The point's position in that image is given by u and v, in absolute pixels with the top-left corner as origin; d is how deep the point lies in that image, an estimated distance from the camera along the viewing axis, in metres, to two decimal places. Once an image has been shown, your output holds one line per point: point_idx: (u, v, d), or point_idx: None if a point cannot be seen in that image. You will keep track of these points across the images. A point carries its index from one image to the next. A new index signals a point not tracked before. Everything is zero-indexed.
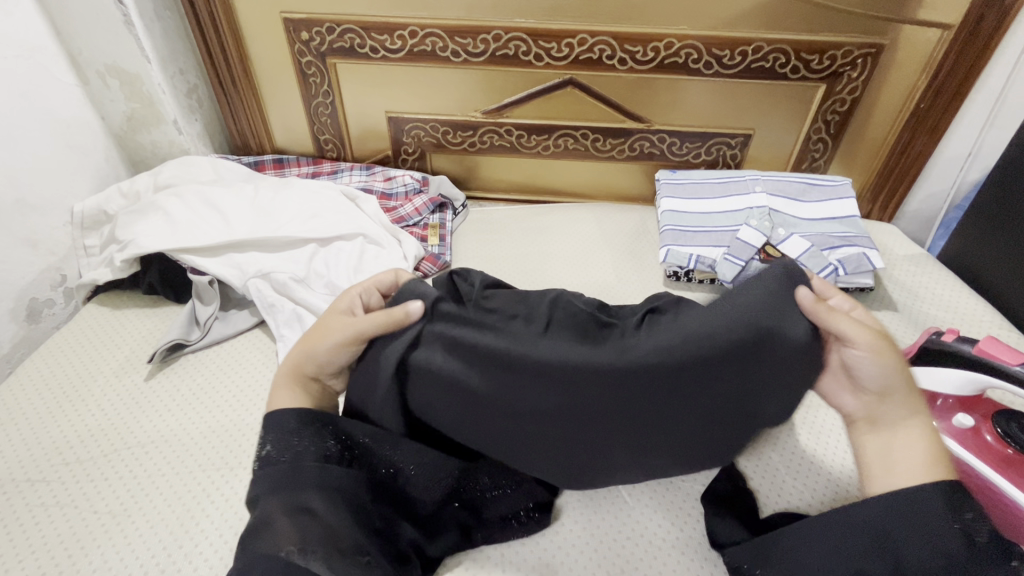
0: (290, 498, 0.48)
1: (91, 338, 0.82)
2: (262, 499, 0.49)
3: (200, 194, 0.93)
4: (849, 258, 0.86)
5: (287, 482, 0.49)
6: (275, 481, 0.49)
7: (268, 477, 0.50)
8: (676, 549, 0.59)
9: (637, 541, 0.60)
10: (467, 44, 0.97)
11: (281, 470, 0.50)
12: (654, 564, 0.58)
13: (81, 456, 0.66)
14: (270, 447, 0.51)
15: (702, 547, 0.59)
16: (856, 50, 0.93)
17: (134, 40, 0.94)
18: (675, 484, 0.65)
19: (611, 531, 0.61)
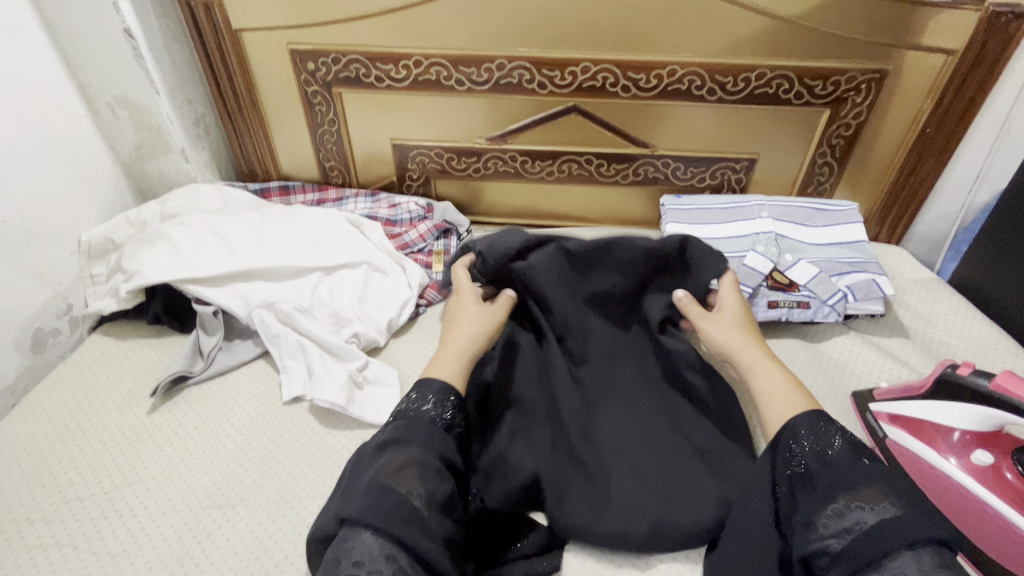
0: (422, 452, 0.53)
1: (95, 370, 0.81)
2: (411, 445, 0.53)
3: (206, 223, 0.93)
4: (858, 284, 0.85)
5: (426, 435, 0.55)
6: (422, 434, 0.55)
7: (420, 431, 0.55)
8: None
9: None
10: (471, 73, 0.98)
11: (428, 427, 0.56)
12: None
13: (81, 493, 0.66)
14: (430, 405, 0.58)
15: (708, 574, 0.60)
16: (860, 76, 0.93)
17: (143, 72, 0.95)
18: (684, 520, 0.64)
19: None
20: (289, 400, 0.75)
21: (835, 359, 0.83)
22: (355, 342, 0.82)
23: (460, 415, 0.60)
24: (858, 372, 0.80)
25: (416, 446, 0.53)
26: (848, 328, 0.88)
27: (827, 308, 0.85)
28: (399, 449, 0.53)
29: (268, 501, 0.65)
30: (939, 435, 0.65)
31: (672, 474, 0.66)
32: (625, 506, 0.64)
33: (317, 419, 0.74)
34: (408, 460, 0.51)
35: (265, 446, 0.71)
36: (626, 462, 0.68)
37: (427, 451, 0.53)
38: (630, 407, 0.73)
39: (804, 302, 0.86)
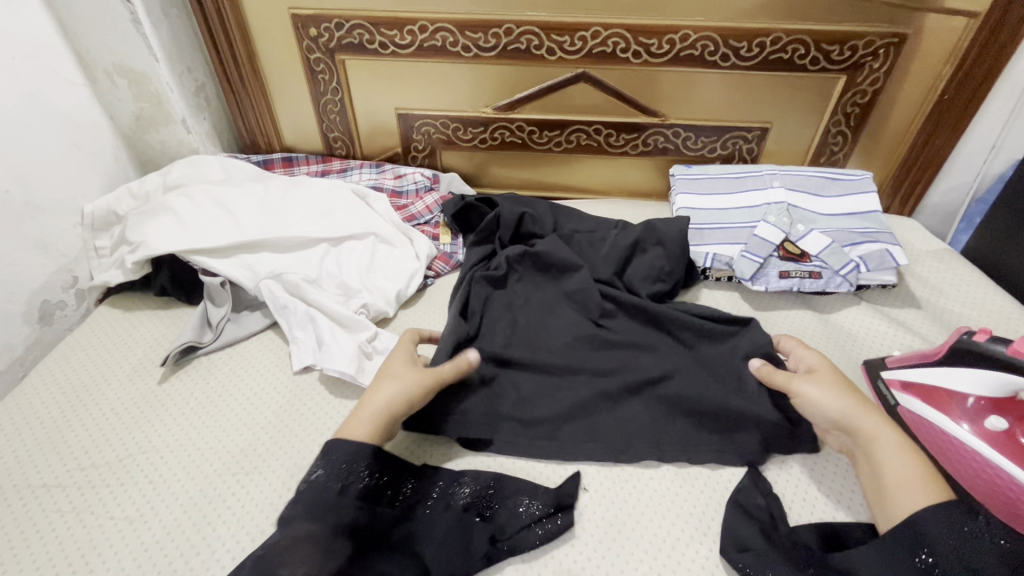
0: (310, 526, 0.52)
1: (104, 342, 0.81)
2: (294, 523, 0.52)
3: (210, 194, 0.92)
4: (871, 254, 0.84)
5: (320, 502, 0.53)
6: (308, 506, 0.53)
7: (306, 502, 0.54)
8: (696, 540, 0.60)
9: (657, 532, 0.60)
10: (478, 39, 0.95)
11: (315, 494, 0.54)
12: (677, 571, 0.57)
13: (96, 460, 0.66)
14: (320, 472, 0.55)
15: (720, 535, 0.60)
16: (878, 41, 0.90)
17: (141, 38, 0.93)
18: (694, 484, 0.65)
19: (631, 544, 0.59)
20: (299, 369, 0.75)
21: (846, 328, 0.82)
22: (363, 313, 0.81)
23: (369, 462, 0.57)
24: (869, 341, 0.80)
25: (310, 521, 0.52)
26: (859, 299, 0.87)
27: (840, 279, 0.85)
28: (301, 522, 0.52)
29: (282, 468, 0.65)
30: (953, 402, 0.64)
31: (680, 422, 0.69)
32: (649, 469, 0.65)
33: (328, 388, 0.74)
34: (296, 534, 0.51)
35: (277, 414, 0.71)
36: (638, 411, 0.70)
37: (318, 525, 0.52)
38: None
39: (816, 272, 0.85)
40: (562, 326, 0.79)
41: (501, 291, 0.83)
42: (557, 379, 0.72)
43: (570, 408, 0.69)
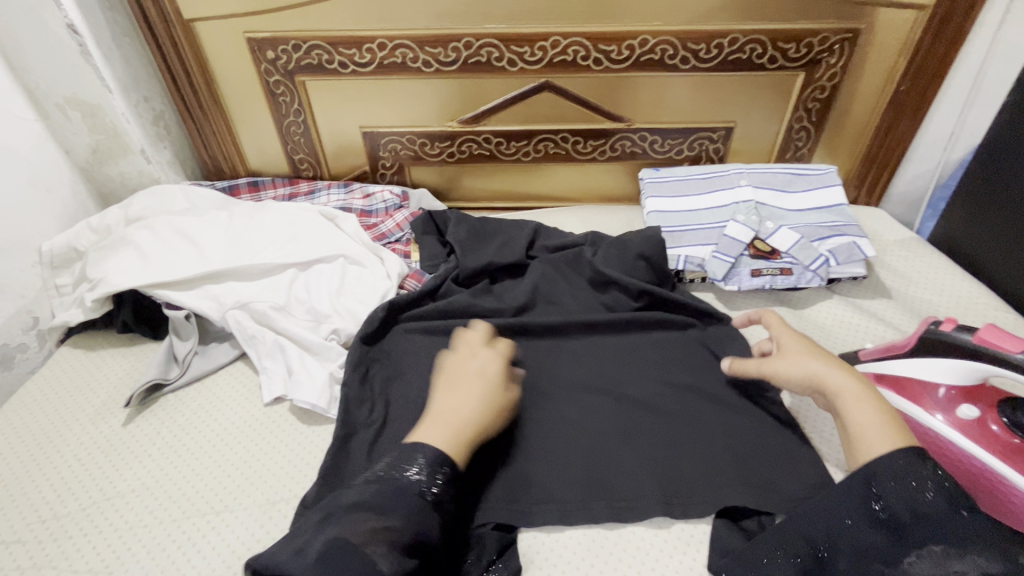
0: (393, 522, 0.50)
1: (66, 384, 0.78)
2: (384, 513, 0.50)
3: (172, 225, 0.90)
4: (839, 248, 0.85)
5: (406, 505, 0.51)
6: (400, 503, 0.51)
7: (394, 498, 0.51)
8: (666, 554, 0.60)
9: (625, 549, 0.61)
10: (438, 54, 0.95)
11: (407, 498, 0.51)
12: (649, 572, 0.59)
13: (57, 511, 0.63)
14: (415, 472, 0.53)
15: (685, 533, 0.62)
16: (832, 37, 0.91)
17: (92, 70, 0.91)
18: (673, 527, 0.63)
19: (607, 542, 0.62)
20: (270, 400, 0.73)
21: (820, 323, 0.83)
22: (335, 339, 0.79)
23: (450, 488, 0.54)
24: (842, 335, 0.80)
25: (396, 517, 0.50)
26: (831, 292, 0.88)
27: (810, 274, 0.85)
28: (374, 514, 0.50)
29: (255, 506, 0.63)
30: (925, 392, 0.64)
31: (657, 431, 0.69)
32: (628, 489, 0.64)
33: (300, 419, 0.72)
34: (378, 530, 0.49)
35: (247, 449, 0.69)
36: (613, 423, 0.70)
37: (392, 520, 0.50)
38: (613, 371, 0.76)
39: (787, 269, 0.85)
40: (531, 355, 0.79)
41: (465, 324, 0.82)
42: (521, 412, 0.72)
43: (537, 440, 0.68)
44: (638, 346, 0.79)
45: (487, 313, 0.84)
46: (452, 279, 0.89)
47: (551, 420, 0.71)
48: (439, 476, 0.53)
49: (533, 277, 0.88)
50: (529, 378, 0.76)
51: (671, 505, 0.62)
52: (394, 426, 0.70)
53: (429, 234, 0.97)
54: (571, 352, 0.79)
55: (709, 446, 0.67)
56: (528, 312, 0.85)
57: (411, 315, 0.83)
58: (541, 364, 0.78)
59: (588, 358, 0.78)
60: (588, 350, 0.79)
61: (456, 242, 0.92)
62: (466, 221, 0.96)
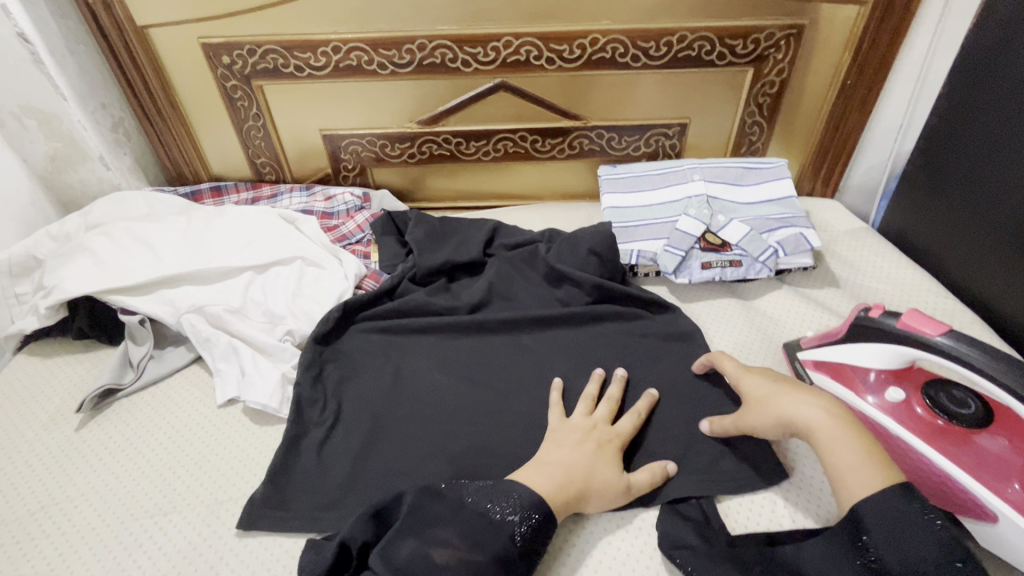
0: (475, 552, 0.51)
1: (21, 392, 0.78)
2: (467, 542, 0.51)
3: (130, 231, 0.91)
4: (787, 239, 0.87)
5: (492, 548, 0.52)
6: (482, 538, 0.52)
7: (476, 530, 0.52)
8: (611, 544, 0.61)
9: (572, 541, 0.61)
10: (392, 56, 0.96)
11: (492, 534, 0.53)
12: (593, 565, 0.59)
13: (6, 517, 0.64)
14: (509, 514, 0.54)
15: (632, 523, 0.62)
16: (778, 33, 0.93)
17: (45, 78, 0.92)
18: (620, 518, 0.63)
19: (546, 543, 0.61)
20: (223, 402, 0.73)
21: (768, 314, 0.84)
22: (289, 340, 0.80)
23: (539, 535, 0.55)
24: (789, 324, 0.82)
25: (483, 550, 0.51)
26: (781, 283, 0.90)
27: (759, 265, 0.87)
28: (462, 541, 0.51)
29: (204, 506, 0.64)
30: (857, 376, 0.66)
31: None
32: None
33: (253, 420, 0.73)
34: (456, 560, 0.50)
35: (199, 451, 0.70)
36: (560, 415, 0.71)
37: (478, 552, 0.51)
38: (564, 364, 0.78)
39: (736, 261, 0.87)
40: (484, 350, 0.80)
41: (420, 321, 0.83)
42: (471, 407, 0.73)
43: (485, 433, 0.70)
44: (588, 339, 0.81)
45: (443, 310, 0.85)
46: (409, 278, 0.90)
47: (501, 413, 0.72)
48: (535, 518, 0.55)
49: (490, 274, 0.89)
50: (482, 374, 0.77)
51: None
52: (345, 424, 0.72)
53: (389, 234, 0.98)
54: (524, 347, 0.80)
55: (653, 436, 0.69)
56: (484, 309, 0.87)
57: (367, 315, 0.84)
58: (495, 359, 0.79)
59: (540, 352, 0.80)
60: (541, 344, 0.81)
61: (414, 241, 0.93)
62: (425, 221, 0.97)
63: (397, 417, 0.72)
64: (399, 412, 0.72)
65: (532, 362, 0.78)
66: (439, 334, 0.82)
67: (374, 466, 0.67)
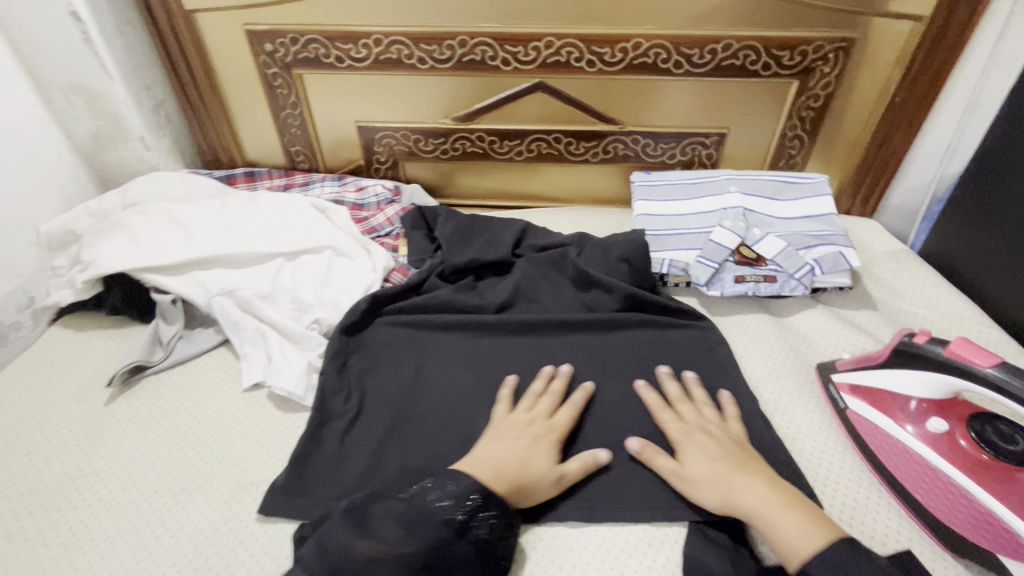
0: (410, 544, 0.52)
1: (51, 364, 0.79)
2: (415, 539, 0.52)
3: (165, 212, 0.92)
4: (825, 257, 0.85)
5: (426, 535, 0.53)
6: (414, 528, 0.53)
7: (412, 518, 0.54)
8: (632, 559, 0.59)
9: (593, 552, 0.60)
10: (433, 51, 0.96)
11: (427, 523, 0.53)
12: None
13: (35, 485, 0.65)
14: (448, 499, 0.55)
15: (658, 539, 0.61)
16: (827, 45, 0.91)
17: (95, 56, 0.93)
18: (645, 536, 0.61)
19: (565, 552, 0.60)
20: (248, 386, 0.74)
21: (801, 332, 0.82)
22: (316, 329, 0.80)
23: (486, 517, 0.55)
24: (823, 345, 0.80)
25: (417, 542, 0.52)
26: (816, 302, 0.87)
27: (795, 282, 0.85)
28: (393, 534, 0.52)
29: (227, 489, 0.64)
30: (896, 404, 0.65)
31: (625, 432, 0.69)
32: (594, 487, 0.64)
33: (277, 406, 0.74)
34: (386, 553, 0.51)
35: (224, 434, 0.70)
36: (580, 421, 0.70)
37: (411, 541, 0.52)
38: (590, 371, 0.77)
39: (771, 276, 0.85)
40: (509, 352, 0.79)
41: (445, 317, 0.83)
42: (494, 408, 0.72)
43: None
44: (614, 347, 0.80)
45: (469, 309, 0.85)
46: (437, 274, 0.89)
47: None
48: (472, 501, 0.55)
49: (518, 275, 0.89)
50: (505, 375, 0.76)
51: (641, 507, 0.62)
52: (367, 414, 0.72)
53: (418, 229, 0.98)
54: (549, 351, 0.79)
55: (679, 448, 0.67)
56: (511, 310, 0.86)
57: (393, 309, 0.84)
58: (519, 361, 0.78)
59: (565, 358, 0.78)
60: (566, 349, 0.80)
61: (443, 239, 0.93)
62: (455, 218, 0.97)
63: (421, 412, 0.71)
64: (422, 408, 0.72)
65: (557, 366, 0.77)
66: (463, 332, 0.82)
67: (395, 460, 0.67)
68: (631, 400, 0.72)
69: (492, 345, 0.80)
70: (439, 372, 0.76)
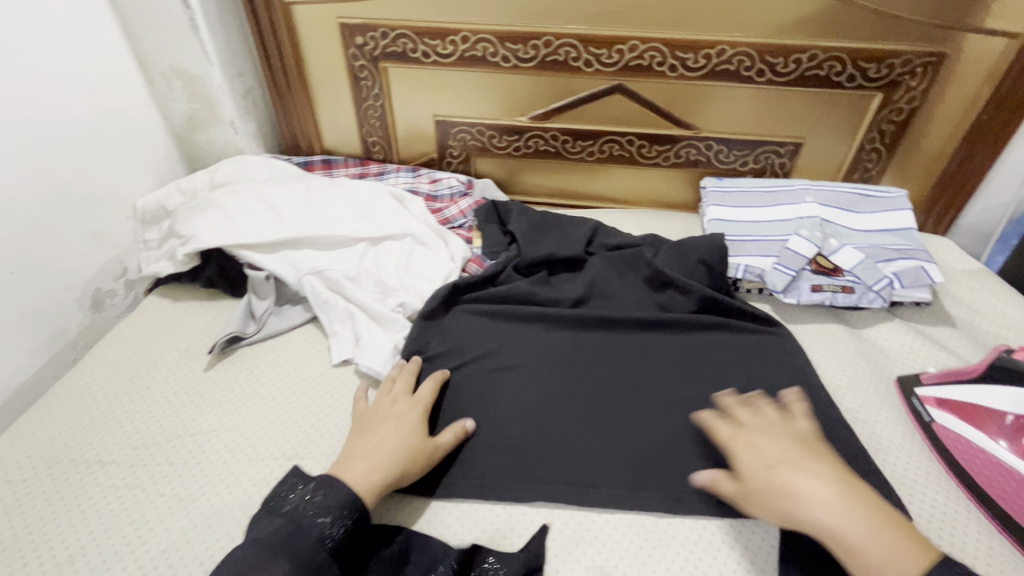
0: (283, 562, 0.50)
1: (151, 330, 0.84)
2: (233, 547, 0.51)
3: (255, 192, 0.96)
4: (905, 271, 0.84)
5: (300, 551, 0.51)
6: (290, 547, 0.51)
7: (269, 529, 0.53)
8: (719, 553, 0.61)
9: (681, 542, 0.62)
10: (517, 50, 0.98)
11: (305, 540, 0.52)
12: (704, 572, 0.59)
13: (146, 440, 0.69)
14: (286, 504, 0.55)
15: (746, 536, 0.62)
16: (916, 59, 0.91)
17: (198, 43, 0.98)
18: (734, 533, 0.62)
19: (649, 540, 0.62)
20: (338, 361, 0.78)
21: (879, 345, 0.82)
22: (401, 312, 0.83)
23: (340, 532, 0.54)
24: (902, 358, 0.80)
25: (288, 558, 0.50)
26: (892, 316, 0.87)
27: (873, 295, 0.84)
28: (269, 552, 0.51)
29: (324, 456, 0.67)
30: (991, 418, 0.64)
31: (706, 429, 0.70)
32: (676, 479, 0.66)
33: (364, 382, 0.77)
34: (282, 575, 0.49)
35: (318, 405, 0.73)
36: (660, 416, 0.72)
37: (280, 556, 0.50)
38: (667, 368, 0.78)
39: (849, 287, 0.85)
40: (587, 345, 0.81)
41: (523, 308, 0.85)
42: (575, 398, 0.74)
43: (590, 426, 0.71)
44: (691, 347, 0.81)
45: (545, 301, 0.87)
46: (512, 267, 0.92)
47: (605, 406, 0.73)
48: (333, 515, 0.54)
49: (593, 271, 0.90)
50: (584, 367, 0.78)
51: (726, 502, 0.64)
52: (452, 396, 0.74)
53: (492, 222, 1.00)
54: (627, 347, 0.81)
55: None
56: (586, 305, 0.88)
57: (472, 298, 0.86)
58: (597, 355, 0.80)
59: (642, 354, 0.80)
60: (642, 346, 0.81)
61: (518, 233, 0.95)
62: (529, 213, 0.99)
63: (504, 398, 0.74)
64: (505, 393, 0.74)
65: (635, 361, 0.79)
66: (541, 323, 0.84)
67: (481, 442, 0.69)
68: (709, 399, 0.73)
69: (570, 337, 0.82)
70: (519, 360, 0.78)
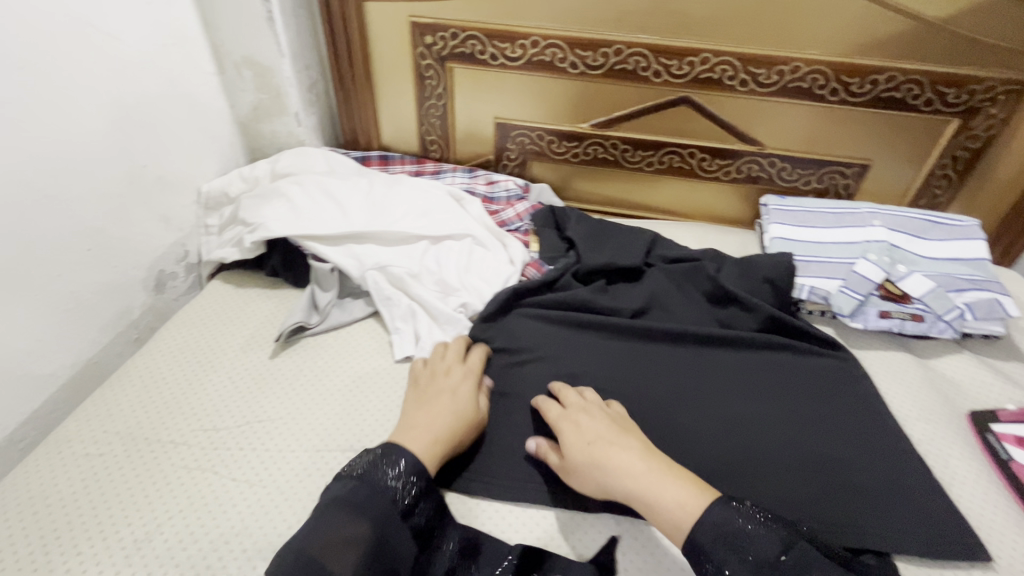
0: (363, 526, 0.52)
1: (217, 315, 0.86)
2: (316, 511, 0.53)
3: (318, 183, 0.96)
4: (979, 302, 0.82)
5: (376, 511, 0.53)
6: (368, 510, 0.53)
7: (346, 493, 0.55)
8: None
9: None
10: (587, 57, 0.98)
11: (380, 507, 0.54)
12: None
13: (216, 424, 0.70)
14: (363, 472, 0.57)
15: None
16: (998, 86, 0.89)
17: (273, 35, 1.00)
18: None
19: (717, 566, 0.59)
20: (400, 357, 0.78)
21: (948, 376, 0.80)
22: (463, 313, 0.85)
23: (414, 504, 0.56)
24: (973, 391, 0.78)
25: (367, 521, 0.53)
26: (961, 347, 0.85)
27: (943, 324, 0.83)
28: (348, 513, 0.53)
29: None
30: None
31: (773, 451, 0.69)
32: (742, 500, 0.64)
33: None
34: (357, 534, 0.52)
35: (382, 400, 0.74)
36: (725, 434, 0.71)
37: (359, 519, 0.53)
38: (731, 386, 0.77)
39: (918, 315, 0.84)
40: (648, 357, 0.80)
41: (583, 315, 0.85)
42: (638, 410, 0.73)
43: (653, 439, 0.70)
44: (755, 365, 0.79)
45: (604, 310, 0.86)
46: (571, 273, 0.92)
47: (669, 421, 0.72)
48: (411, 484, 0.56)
49: (653, 283, 0.90)
50: (647, 380, 0.77)
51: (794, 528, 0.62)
52: (515, 400, 0.74)
53: (549, 228, 1.00)
54: (689, 361, 0.80)
55: (829, 476, 0.66)
56: (645, 316, 0.87)
57: (532, 302, 0.86)
58: (659, 367, 0.79)
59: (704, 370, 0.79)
60: (705, 361, 0.80)
61: (577, 240, 0.95)
62: (588, 220, 0.99)
63: None
64: None
65: (697, 376, 0.78)
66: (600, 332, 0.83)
67: None
68: (776, 421, 0.72)
69: (630, 347, 0.82)
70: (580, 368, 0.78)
